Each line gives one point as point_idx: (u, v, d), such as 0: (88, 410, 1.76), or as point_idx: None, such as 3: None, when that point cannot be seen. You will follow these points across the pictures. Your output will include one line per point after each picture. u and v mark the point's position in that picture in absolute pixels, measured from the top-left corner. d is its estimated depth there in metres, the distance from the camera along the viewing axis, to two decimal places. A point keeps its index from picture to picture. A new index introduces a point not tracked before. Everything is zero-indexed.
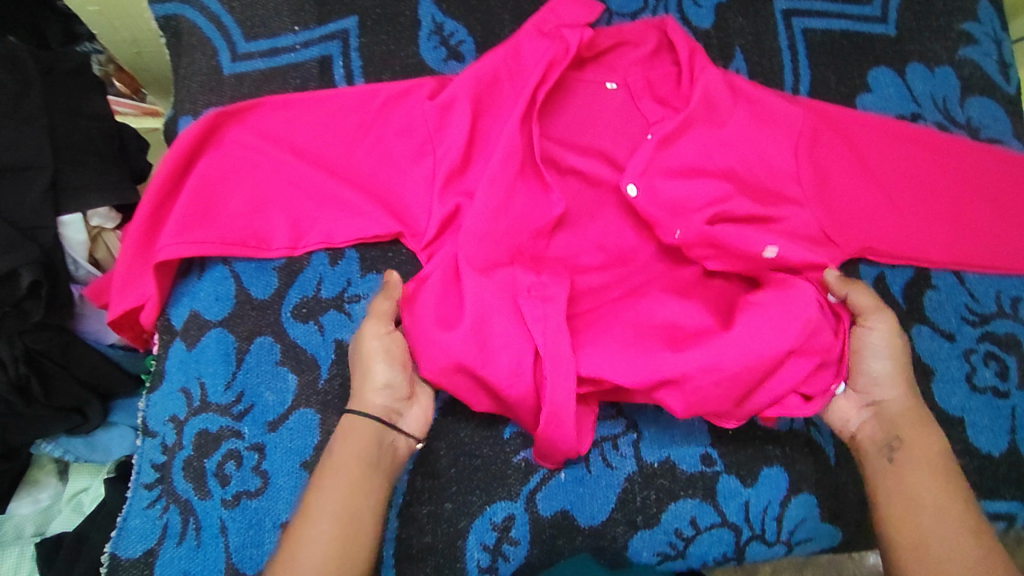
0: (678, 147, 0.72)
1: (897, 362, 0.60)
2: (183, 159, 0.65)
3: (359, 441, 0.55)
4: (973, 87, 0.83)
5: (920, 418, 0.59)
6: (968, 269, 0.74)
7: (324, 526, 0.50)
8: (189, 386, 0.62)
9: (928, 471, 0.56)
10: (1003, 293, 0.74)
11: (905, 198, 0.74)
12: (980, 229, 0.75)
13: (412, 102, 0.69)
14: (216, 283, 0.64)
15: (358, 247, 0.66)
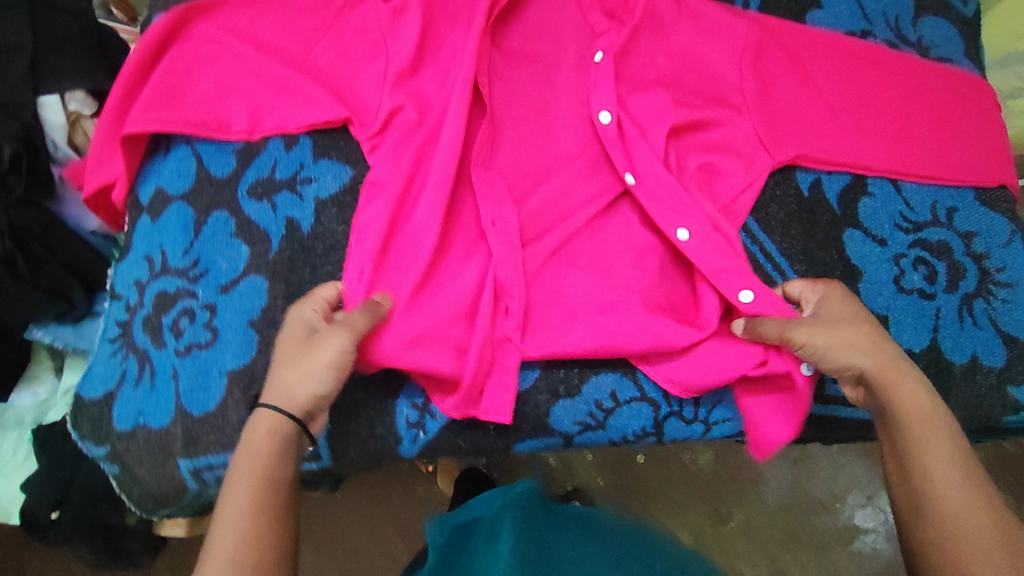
0: (621, 54, 0.75)
1: (842, 340, 0.62)
2: (152, 50, 0.69)
3: (274, 431, 0.56)
4: (928, 8, 0.84)
5: (898, 377, 0.62)
6: (905, 177, 0.76)
7: (243, 498, 0.53)
8: (152, 254, 0.68)
9: (925, 427, 0.60)
10: (939, 202, 0.76)
11: (849, 108, 0.75)
12: (920, 141, 0.76)
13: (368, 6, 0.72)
14: (179, 162, 0.70)
15: (311, 134, 0.71)
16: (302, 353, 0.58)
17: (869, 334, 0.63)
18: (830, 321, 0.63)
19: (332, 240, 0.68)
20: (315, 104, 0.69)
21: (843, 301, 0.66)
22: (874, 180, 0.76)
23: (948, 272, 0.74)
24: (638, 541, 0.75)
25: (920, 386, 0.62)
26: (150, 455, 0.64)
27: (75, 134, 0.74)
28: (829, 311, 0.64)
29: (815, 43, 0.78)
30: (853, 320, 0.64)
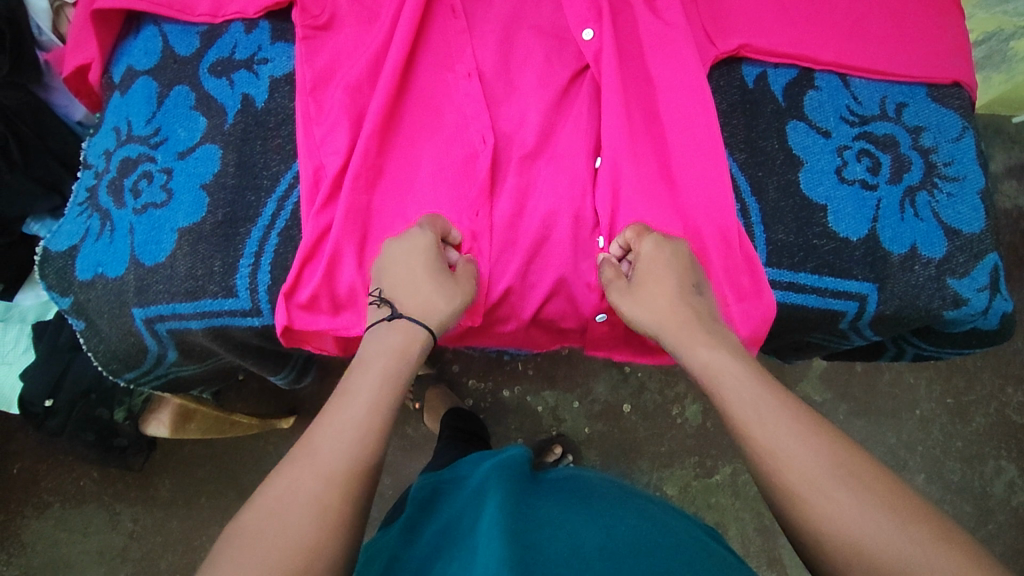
0: None
1: (645, 304, 0.64)
2: None
3: (404, 347, 0.61)
4: None
5: (702, 341, 0.61)
6: (854, 72, 0.76)
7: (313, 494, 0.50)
8: (120, 125, 0.74)
9: (719, 385, 0.58)
10: (888, 98, 0.76)
11: (796, 1, 0.76)
12: (871, 36, 0.76)
13: None
14: (146, 41, 0.75)
15: (269, 18, 0.75)
16: (449, 287, 0.64)
17: (676, 297, 0.63)
18: (644, 286, 0.64)
19: (283, 115, 0.72)
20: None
21: (668, 261, 0.65)
22: (822, 74, 0.76)
23: (893, 165, 0.73)
24: (625, 503, 0.62)
25: (720, 345, 0.60)
26: (108, 306, 0.69)
27: (59, 22, 0.83)
28: (647, 274, 0.64)
29: None
30: (669, 282, 0.64)
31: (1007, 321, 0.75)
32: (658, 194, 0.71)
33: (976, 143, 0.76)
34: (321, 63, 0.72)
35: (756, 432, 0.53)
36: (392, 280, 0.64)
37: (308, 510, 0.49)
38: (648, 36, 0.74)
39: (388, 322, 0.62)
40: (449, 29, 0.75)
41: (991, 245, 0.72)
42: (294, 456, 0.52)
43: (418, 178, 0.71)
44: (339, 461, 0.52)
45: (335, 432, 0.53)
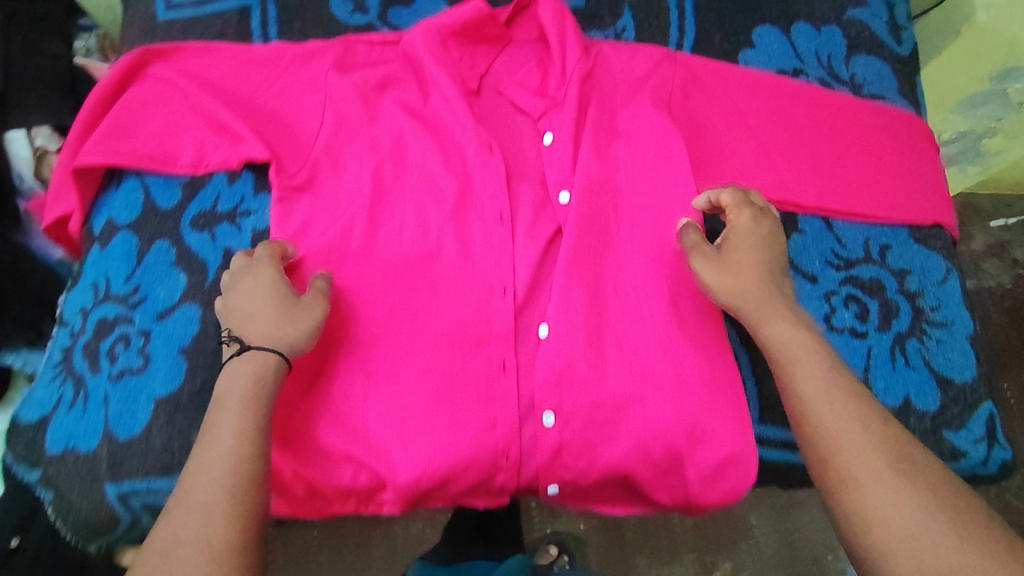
0: (564, 107, 0.79)
1: (734, 276, 0.66)
2: (113, 86, 0.77)
3: (257, 373, 0.59)
4: (861, 46, 0.85)
5: (777, 311, 0.63)
6: (836, 215, 0.77)
7: (217, 473, 0.54)
8: (97, 281, 0.72)
9: (799, 350, 0.61)
10: (871, 239, 0.77)
11: (774, 147, 0.78)
12: (851, 179, 0.78)
13: (316, 65, 0.80)
14: (128, 194, 0.76)
15: (251, 168, 0.77)
16: (294, 312, 0.63)
17: (763, 272, 0.66)
18: (735, 262, 0.66)
19: None
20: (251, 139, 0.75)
21: (764, 240, 0.68)
22: (805, 217, 0.77)
23: (880, 310, 0.73)
24: None
25: (796, 322, 0.63)
26: (79, 478, 0.65)
27: (41, 168, 0.82)
28: (740, 250, 0.67)
29: (744, 86, 0.81)
30: (757, 260, 0.67)
31: (1010, 468, 0.72)
32: (648, 352, 0.69)
33: (961, 285, 0.76)
34: (295, 225, 0.74)
35: (815, 409, 0.58)
36: (231, 314, 0.64)
37: (195, 549, 0.51)
38: (634, 192, 0.77)
39: (240, 355, 0.61)
40: (425, 183, 0.76)
41: (985, 392, 0.71)
42: (170, 507, 0.54)
43: (395, 334, 0.70)
44: (216, 500, 0.53)
45: (207, 471, 0.54)
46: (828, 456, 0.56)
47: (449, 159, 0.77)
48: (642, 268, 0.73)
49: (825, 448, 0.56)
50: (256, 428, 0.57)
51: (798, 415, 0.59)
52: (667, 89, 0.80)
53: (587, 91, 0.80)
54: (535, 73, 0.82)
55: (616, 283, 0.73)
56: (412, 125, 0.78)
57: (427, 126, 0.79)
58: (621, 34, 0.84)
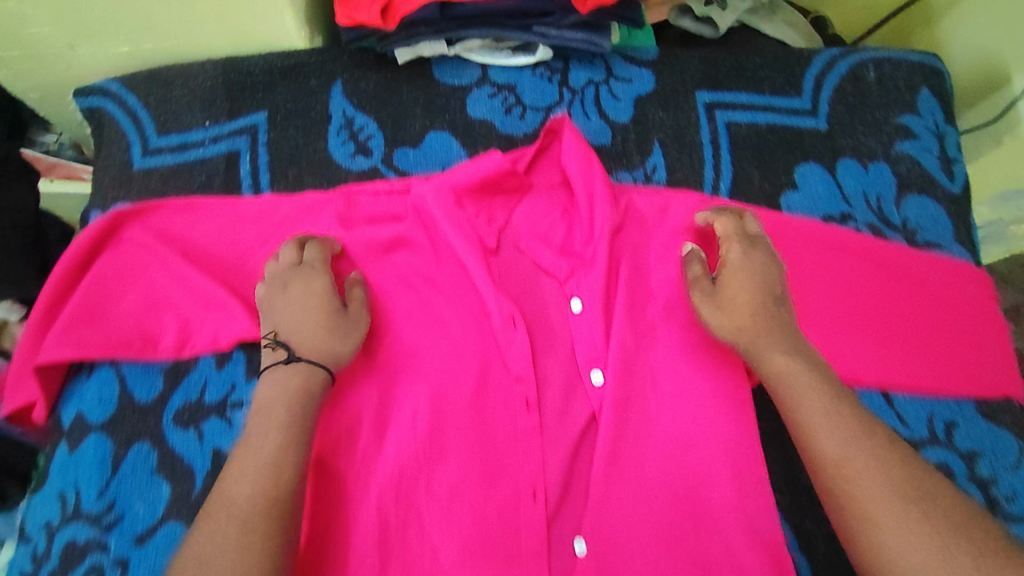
0: (595, 270, 0.70)
1: (731, 312, 0.65)
2: (81, 255, 0.68)
3: (299, 390, 0.61)
4: (911, 185, 0.78)
5: (777, 345, 0.63)
6: (899, 390, 0.71)
7: (249, 488, 0.55)
8: (66, 492, 0.64)
9: (800, 386, 0.60)
10: (936, 416, 0.71)
11: (827, 312, 0.70)
12: (910, 347, 0.71)
13: (313, 221, 0.71)
14: (101, 386, 0.67)
15: (244, 348, 0.69)
16: (342, 328, 0.64)
17: (763, 305, 0.65)
18: (730, 296, 0.65)
19: None
20: (245, 320, 0.67)
21: (758, 269, 0.67)
22: (865, 393, 0.70)
23: None
24: None
25: (794, 355, 0.62)
26: None
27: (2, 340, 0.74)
28: (738, 283, 0.66)
29: (792, 239, 0.73)
30: (753, 290, 0.66)
31: None
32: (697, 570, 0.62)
33: None
34: None
35: (820, 440, 0.57)
36: (273, 316, 0.65)
37: (228, 557, 0.52)
38: (675, 370, 0.68)
39: (287, 364, 0.62)
40: (445, 366, 0.67)
41: None
42: (197, 532, 0.54)
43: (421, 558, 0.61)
44: (251, 520, 0.54)
45: (246, 491, 0.55)
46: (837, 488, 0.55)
47: (466, 333, 0.69)
48: (691, 465, 0.65)
49: (832, 478, 0.55)
50: (294, 451, 0.57)
51: (805, 446, 0.58)
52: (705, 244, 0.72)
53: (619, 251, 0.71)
54: (559, 226, 0.73)
55: (661, 486, 0.64)
56: (429, 296, 0.70)
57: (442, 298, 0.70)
58: (651, 177, 0.76)
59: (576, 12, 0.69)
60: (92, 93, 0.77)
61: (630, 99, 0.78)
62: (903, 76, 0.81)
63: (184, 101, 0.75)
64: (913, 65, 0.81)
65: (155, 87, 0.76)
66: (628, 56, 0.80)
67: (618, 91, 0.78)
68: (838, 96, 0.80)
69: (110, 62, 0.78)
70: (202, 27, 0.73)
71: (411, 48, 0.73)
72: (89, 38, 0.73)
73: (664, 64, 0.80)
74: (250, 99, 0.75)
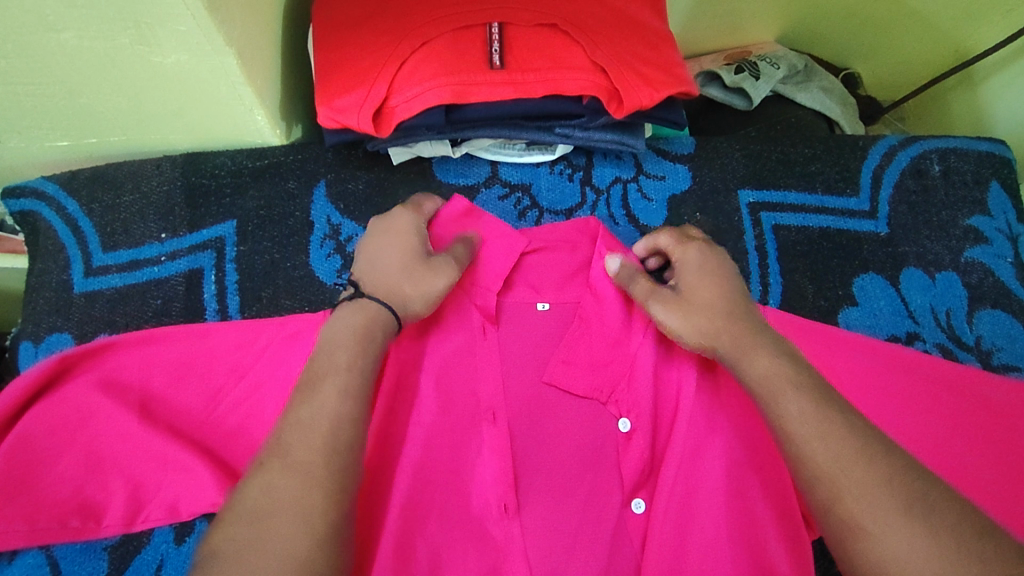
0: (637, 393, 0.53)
1: (698, 312, 0.51)
2: (19, 403, 0.54)
3: (364, 329, 0.48)
4: (985, 297, 0.67)
5: (753, 346, 0.49)
6: None
7: (314, 439, 0.42)
8: None
9: (786, 382, 0.46)
10: None
11: None
12: None
13: (302, 349, 0.56)
14: (28, 572, 0.53)
15: (208, 518, 0.56)
16: (421, 271, 0.51)
17: (728, 303, 0.51)
18: (697, 296, 0.52)
19: None
20: (210, 491, 0.53)
21: (721, 269, 0.54)
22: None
23: None
24: None
25: (779, 350, 0.48)
26: None
27: None
28: (695, 283, 0.52)
29: None
30: (722, 289, 0.52)
31: None
32: None
33: None
34: None
35: (814, 451, 0.43)
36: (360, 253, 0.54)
37: (291, 519, 0.39)
38: None
39: (352, 302, 0.50)
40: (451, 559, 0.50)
41: None
42: (264, 457, 0.42)
43: None
44: (317, 482, 0.40)
45: (303, 441, 0.42)
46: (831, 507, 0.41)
47: None
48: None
49: (826, 494, 0.42)
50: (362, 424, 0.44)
51: (795, 468, 0.44)
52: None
53: (682, 378, 0.53)
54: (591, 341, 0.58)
55: None
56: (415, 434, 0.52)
57: (442, 439, 0.50)
58: None
59: (606, 114, 0.59)
60: (25, 194, 0.63)
61: (663, 200, 0.67)
62: (971, 167, 0.71)
63: (134, 209, 0.63)
64: (981, 156, 0.72)
65: (99, 191, 0.64)
66: (659, 150, 0.69)
67: (650, 192, 0.68)
68: (898, 196, 0.70)
69: (46, 157, 0.64)
70: (157, 124, 0.60)
71: (408, 147, 0.63)
72: (16, 133, 0.59)
73: (701, 158, 0.69)
74: (214, 206, 0.64)
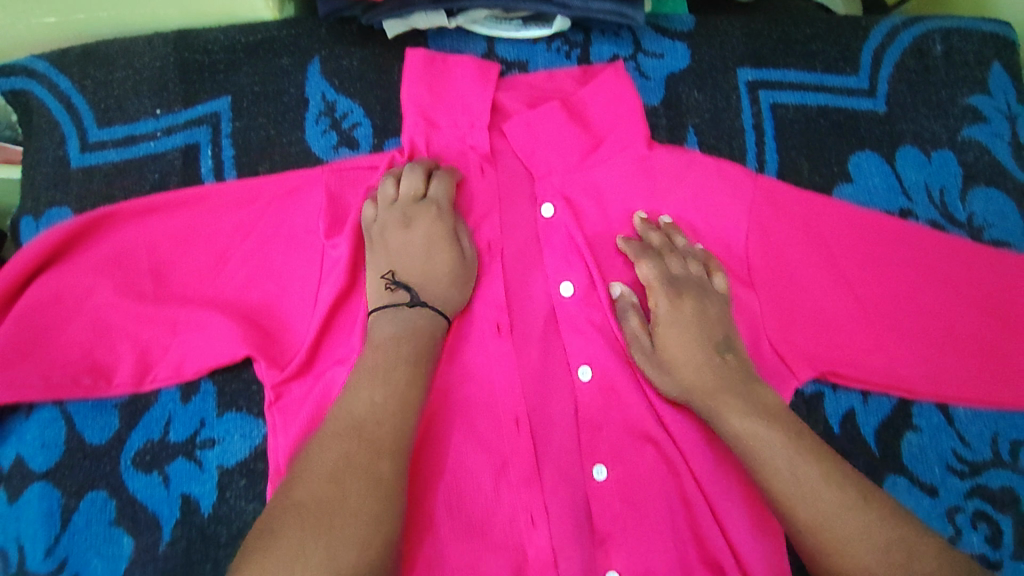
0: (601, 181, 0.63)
1: (683, 355, 0.57)
2: (28, 272, 0.55)
3: (422, 334, 0.54)
4: (978, 175, 0.67)
5: (733, 402, 0.54)
6: (958, 403, 0.61)
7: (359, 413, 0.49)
8: (7, 549, 0.53)
9: (774, 448, 0.52)
10: (1001, 435, 0.61)
11: (889, 319, 0.61)
12: (986, 353, 0.61)
13: (301, 204, 0.59)
14: (44, 426, 0.55)
15: (213, 378, 0.56)
16: (461, 274, 0.58)
17: (708, 350, 0.57)
18: (678, 357, 0.57)
19: (240, 524, 0.53)
20: (223, 344, 0.55)
21: (706, 322, 0.58)
22: (920, 406, 0.61)
23: (1016, 533, 0.58)
24: None
25: (762, 418, 0.53)
26: None
27: None
28: (675, 337, 0.58)
29: (852, 229, 0.63)
30: (705, 347, 0.57)
31: None
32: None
33: None
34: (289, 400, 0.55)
35: (795, 503, 0.50)
36: (390, 256, 0.57)
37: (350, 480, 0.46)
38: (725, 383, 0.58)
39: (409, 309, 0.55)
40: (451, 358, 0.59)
41: None
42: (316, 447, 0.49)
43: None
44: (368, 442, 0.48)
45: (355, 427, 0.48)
46: (792, 516, 0.50)
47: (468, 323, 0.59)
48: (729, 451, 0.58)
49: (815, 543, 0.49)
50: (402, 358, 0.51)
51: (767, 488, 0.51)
52: (737, 243, 0.63)
53: None
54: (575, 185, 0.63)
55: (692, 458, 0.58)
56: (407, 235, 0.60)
57: None
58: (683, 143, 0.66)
59: None
60: (14, 72, 0.63)
61: (661, 78, 0.67)
62: (973, 48, 0.70)
63: (127, 86, 0.63)
64: (986, 36, 0.70)
65: (90, 68, 0.63)
66: (659, 27, 0.69)
67: (647, 70, 0.67)
68: (898, 75, 0.69)
69: (36, 34, 0.63)
70: None
71: (403, 19, 0.62)
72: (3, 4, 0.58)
73: (700, 36, 0.69)
74: (208, 83, 0.63)
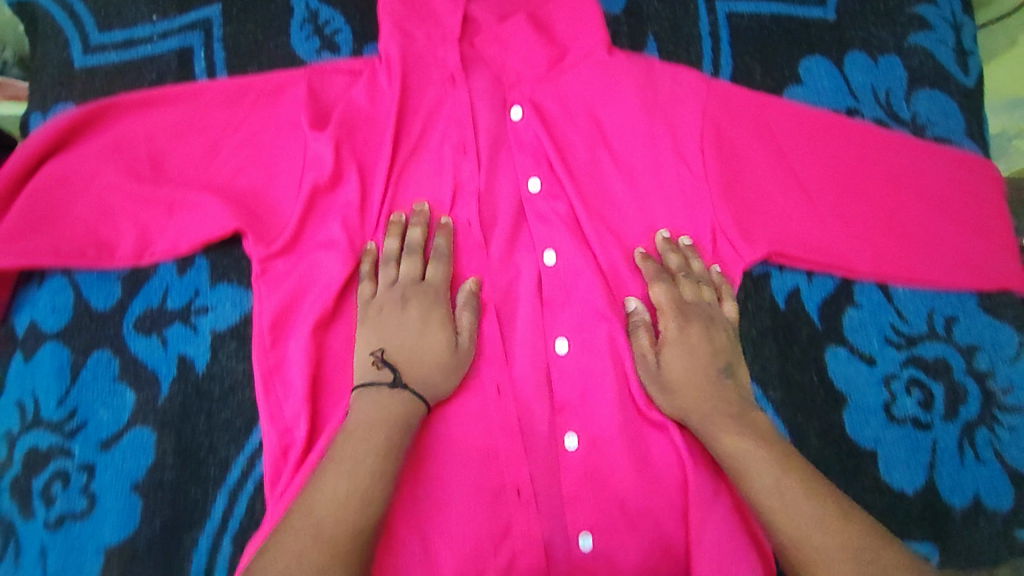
0: (565, 84, 0.67)
1: (686, 375, 0.58)
2: (37, 156, 0.60)
3: (402, 424, 0.54)
4: (922, 79, 0.71)
5: (726, 423, 0.56)
6: (897, 283, 0.66)
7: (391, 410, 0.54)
8: (24, 400, 0.59)
9: (767, 470, 0.53)
10: (935, 312, 0.67)
11: (833, 203, 0.65)
12: (921, 236, 0.65)
13: (285, 98, 0.64)
14: (55, 293, 0.61)
15: (206, 254, 0.62)
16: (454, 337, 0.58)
17: (709, 374, 0.59)
18: (683, 378, 0.58)
19: (231, 380, 0.60)
20: (214, 218, 0.60)
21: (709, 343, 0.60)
22: (862, 286, 0.66)
23: (945, 396, 0.65)
24: None
25: (759, 441, 0.55)
26: None
27: None
28: (681, 360, 0.59)
29: (799, 122, 0.67)
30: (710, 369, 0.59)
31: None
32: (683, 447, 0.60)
33: None
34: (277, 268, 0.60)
35: (778, 518, 0.51)
36: (382, 322, 0.58)
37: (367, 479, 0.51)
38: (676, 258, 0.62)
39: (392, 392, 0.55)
40: None
41: None
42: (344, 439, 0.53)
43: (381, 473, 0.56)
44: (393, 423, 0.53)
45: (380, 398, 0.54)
46: (772, 515, 0.52)
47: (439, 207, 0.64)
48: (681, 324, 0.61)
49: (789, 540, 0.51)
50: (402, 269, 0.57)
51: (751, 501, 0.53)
52: (695, 135, 0.65)
53: None
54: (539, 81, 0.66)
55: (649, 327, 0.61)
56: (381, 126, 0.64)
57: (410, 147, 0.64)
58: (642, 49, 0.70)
59: None
60: None
61: None
62: None
63: None
64: None
65: None
66: None
67: None
68: None
69: None
70: None
71: None
72: None
73: None
74: None
